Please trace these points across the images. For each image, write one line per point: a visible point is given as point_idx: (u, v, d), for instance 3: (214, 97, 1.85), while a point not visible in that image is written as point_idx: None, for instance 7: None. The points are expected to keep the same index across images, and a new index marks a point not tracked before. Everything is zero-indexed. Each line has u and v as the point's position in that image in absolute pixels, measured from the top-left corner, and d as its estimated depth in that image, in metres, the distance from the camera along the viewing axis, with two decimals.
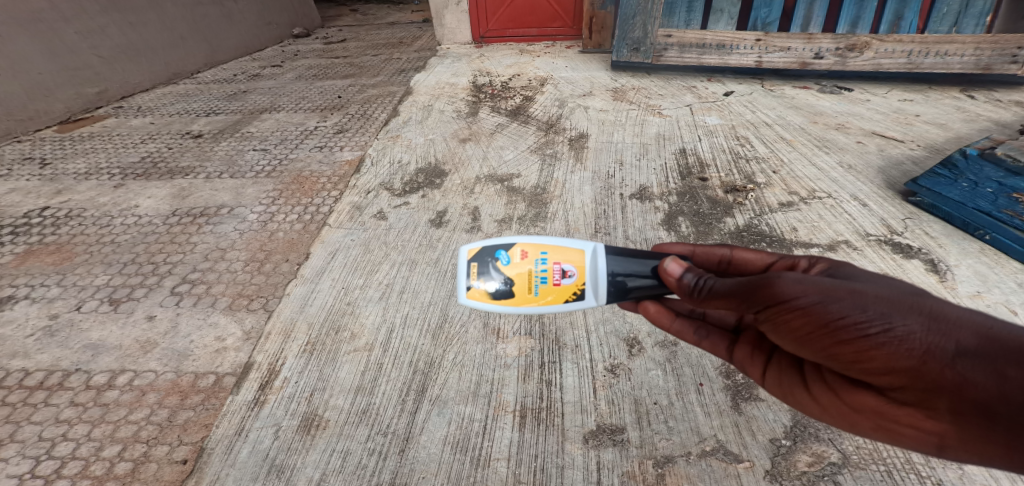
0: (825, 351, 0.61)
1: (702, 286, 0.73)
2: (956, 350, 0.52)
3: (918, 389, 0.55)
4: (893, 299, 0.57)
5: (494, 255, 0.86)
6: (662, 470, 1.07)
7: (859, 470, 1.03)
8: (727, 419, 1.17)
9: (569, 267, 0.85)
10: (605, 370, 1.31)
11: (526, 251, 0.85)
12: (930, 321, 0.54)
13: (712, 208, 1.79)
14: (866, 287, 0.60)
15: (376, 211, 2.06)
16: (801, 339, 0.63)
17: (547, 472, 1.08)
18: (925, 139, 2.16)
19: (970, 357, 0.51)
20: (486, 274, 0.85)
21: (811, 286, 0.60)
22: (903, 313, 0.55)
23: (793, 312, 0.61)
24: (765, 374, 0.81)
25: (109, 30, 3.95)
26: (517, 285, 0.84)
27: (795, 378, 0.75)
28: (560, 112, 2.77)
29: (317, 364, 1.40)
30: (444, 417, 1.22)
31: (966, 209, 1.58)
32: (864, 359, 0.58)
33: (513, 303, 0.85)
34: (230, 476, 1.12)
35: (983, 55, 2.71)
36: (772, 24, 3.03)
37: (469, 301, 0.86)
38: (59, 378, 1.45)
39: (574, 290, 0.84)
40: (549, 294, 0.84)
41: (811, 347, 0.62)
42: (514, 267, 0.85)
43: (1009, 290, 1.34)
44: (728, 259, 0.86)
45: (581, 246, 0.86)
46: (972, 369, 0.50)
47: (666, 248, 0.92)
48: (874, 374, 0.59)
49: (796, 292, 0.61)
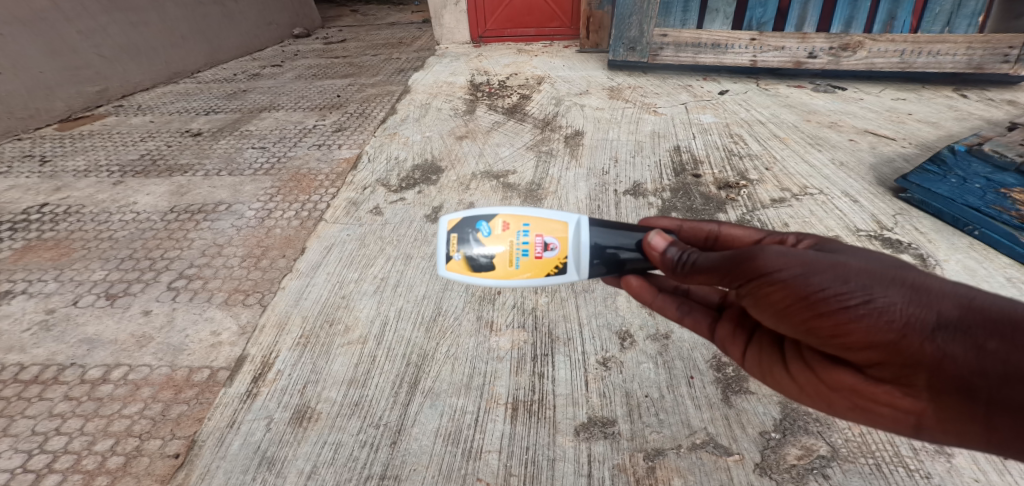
0: (804, 325, 0.62)
1: (685, 260, 0.73)
2: (936, 322, 0.53)
3: (897, 363, 0.56)
4: (874, 272, 0.58)
5: (476, 226, 0.87)
6: (652, 463, 1.07)
7: (848, 464, 1.04)
8: (718, 413, 1.17)
9: (551, 240, 0.85)
10: (597, 364, 1.32)
11: (508, 223, 0.86)
12: (910, 293, 0.55)
13: (704, 204, 1.80)
14: (849, 260, 0.60)
15: (372, 207, 2.07)
16: (780, 313, 0.63)
17: (538, 464, 1.09)
18: (917, 137, 2.17)
19: (949, 330, 0.52)
20: (467, 246, 0.86)
21: (793, 259, 0.61)
22: (884, 285, 0.56)
23: (775, 286, 0.62)
24: (745, 354, 0.82)
25: (109, 29, 3.96)
26: (499, 257, 0.85)
27: (774, 356, 0.76)
28: (557, 110, 2.79)
29: (311, 356, 1.41)
30: (436, 409, 1.23)
31: (956, 205, 1.60)
32: (841, 333, 0.59)
33: (495, 275, 0.86)
34: (221, 468, 1.13)
35: (976, 55, 2.72)
36: (767, 24, 3.04)
37: (450, 272, 0.87)
38: (54, 372, 1.46)
39: (556, 264, 0.85)
40: (530, 267, 0.85)
41: (791, 323, 0.63)
42: (496, 238, 0.86)
43: (998, 286, 1.35)
44: (716, 234, 0.87)
45: (565, 218, 0.87)
46: (950, 343, 0.52)
47: (654, 223, 0.93)
48: (853, 348, 0.60)
49: (778, 265, 0.61)
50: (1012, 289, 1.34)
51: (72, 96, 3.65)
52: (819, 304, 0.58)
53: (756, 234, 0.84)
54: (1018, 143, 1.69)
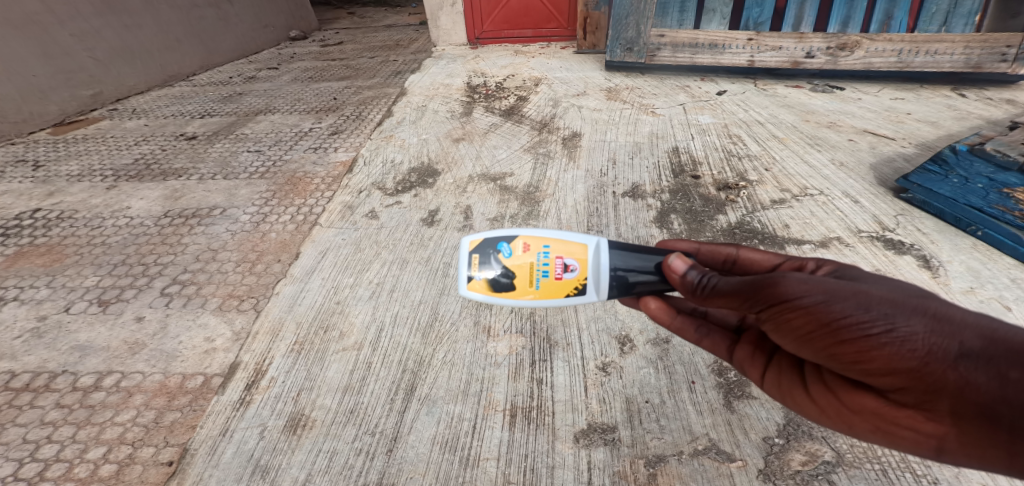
0: (826, 350, 0.60)
1: (706, 283, 0.71)
2: (959, 351, 0.51)
3: (920, 391, 0.54)
4: (897, 300, 0.56)
5: (497, 247, 0.85)
6: (654, 470, 1.05)
7: (854, 469, 1.02)
8: (720, 418, 1.15)
9: (571, 262, 0.84)
10: (597, 368, 1.30)
11: (529, 244, 0.84)
12: (934, 323, 0.53)
13: (704, 205, 1.79)
14: (871, 288, 0.58)
15: (368, 210, 2.04)
16: (802, 339, 0.61)
17: (537, 472, 1.07)
18: (916, 137, 2.16)
19: (972, 358, 0.50)
20: (489, 267, 0.83)
21: (817, 285, 0.59)
22: (907, 314, 0.54)
23: (801, 313, 0.59)
24: (765, 375, 0.79)
25: (104, 32, 3.93)
26: (520, 278, 0.83)
27: (794, 379, 0.74)
28: (554, 111, 2.77)
29: (305, 362, 1.38)
30: (433, 416, 1.21)
31: (958, 205, 1.58)
32: (864, 359, 0.57)
33: (513, 295, 0.84)
34: (214, 477, 1.10)
35: (974, 54, 2.72)
36: (764, 24, 3.04)
37: (470, 292, 0.84)
38: (45, 380, 1.43)
39: (576, 285, 0.83)
40: (550, 289, 0.83)
41: (818, 348, 0.61)
42: (517, 259, 0.84)
43: (1002, 286, 1.34)
44: (735, 258, 0.84)
45: (585, 240, 0.85)
46: (973, 371, 0.49)
47: (672, 245, 0.90)
48: (874, 375, 0.57)
49: (805, 292, 0.59)
50: (1016, 289, 1.33)
51: (66, 99, 3.62)
52: (844, 332, 0.56)
53: (774, 258, 0.83)
54: (1019, 143, 1.67)
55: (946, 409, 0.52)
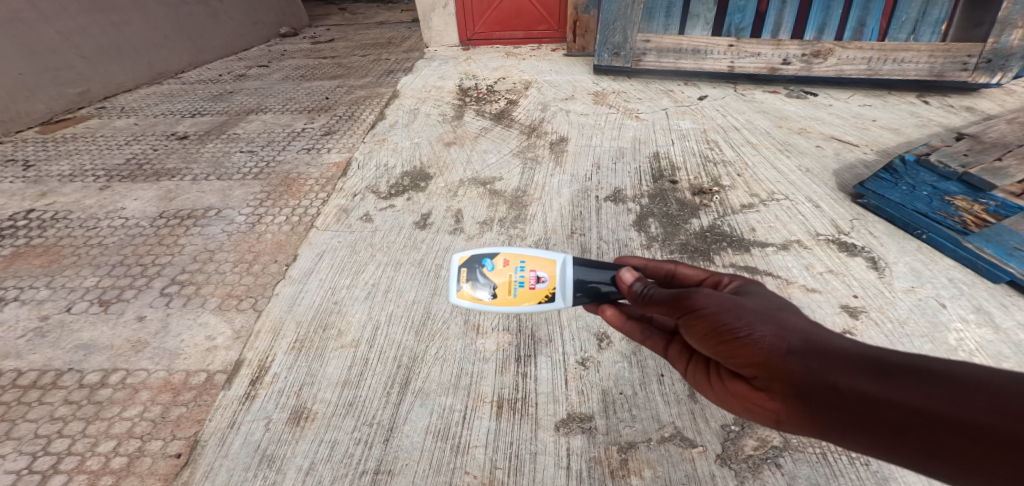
0: (711, 349, 0.73)
1: (645, 293, 0.86)
2: (790, 349, 0.65)
3: (765, 378, 0.67)
4: (762, 312, 0.70)
5: (482, 263, 1.08)
6: (626, 455, 1.16)
7: (799, 453, 1.14)
8: (685, 407, 1.26)
9: (541, 274, 1.05)
10: (577, 363, 1.40)
11: (508, 260, 1.07)
12: (780, 328, 0.67)
13: (680, 209, 1.90)
14: (749, 303, 0.73)
15: (363, 213, 2.13)
16: (698, 340, 0.75)
17: (521, 458, 1.17)
18: (879, 143, 2.29)
19: (798, 354, 0.64)
20: (476, 279, 1.07)
21: (712, 299, 0.73)
22: (764, 322, 0.68)
23: (696, 317, 0.73)
24: (687, 368, 0.88)
25: (90, 30, 3.92)
26: (500, 287, 1.06)
27: (703, 372, 0.83)
28: (543, 115, 2.87)
29: (306, 360, 1.47)
30: (426, 408, 1.30)
31: (907, 210, 1.71)
32: (734, 355, 0.70)
33: (497, 302, 1.06)
34: (223, 466, 1.19)
35: (938, 62, 2.86)
36: (745, 30, 3.14)
37: (462, 300, 1.07)
38: (53, 378, 1.50)
39: (546, 293, 1.04)
40: (525, 296, 1.04)
41: (705, 345, 0.74)
42: (498, 273, 1.07)
43: (941, 286, 1.47)
44: (673, 272, 0.96)
45: (553, 257, 1.06)
46: (797, 363, 0.63)
47: (626, 260, 1.06)
48: (741, 368, 0.70)
49: (701, 302, 0.73)
50: (952, 288, 1.47)
51: (54, 98, 3.63)
52: (720, 333, 0.71)
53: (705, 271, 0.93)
54: (960, 154, 1.78)
55: (778, 393, 0.66)
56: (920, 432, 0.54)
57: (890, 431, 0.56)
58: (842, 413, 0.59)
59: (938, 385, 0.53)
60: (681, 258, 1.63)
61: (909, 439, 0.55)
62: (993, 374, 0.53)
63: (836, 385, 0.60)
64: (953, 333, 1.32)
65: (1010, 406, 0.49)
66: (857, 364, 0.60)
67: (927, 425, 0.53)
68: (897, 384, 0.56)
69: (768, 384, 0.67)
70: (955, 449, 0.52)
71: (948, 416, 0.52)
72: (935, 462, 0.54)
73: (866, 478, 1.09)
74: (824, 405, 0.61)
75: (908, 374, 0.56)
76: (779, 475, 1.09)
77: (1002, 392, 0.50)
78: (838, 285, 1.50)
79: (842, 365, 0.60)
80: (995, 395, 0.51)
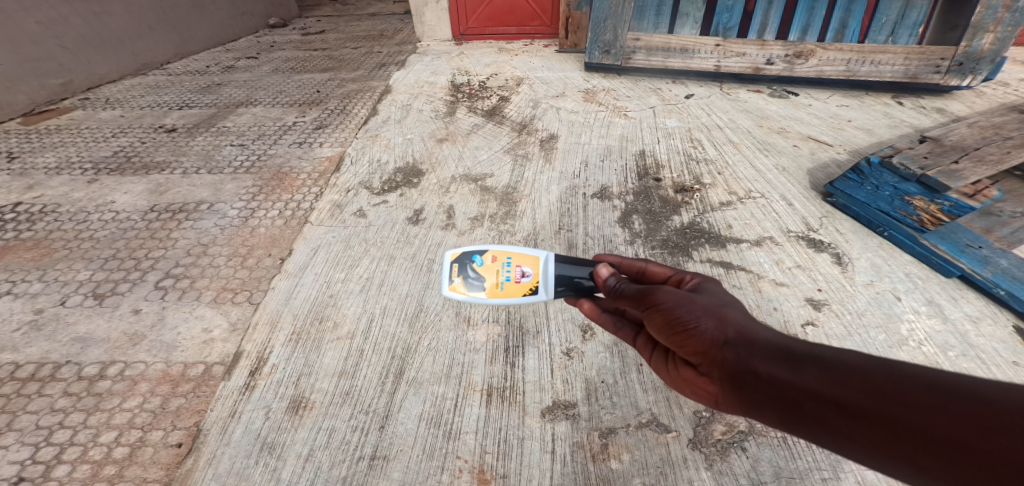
0: (666, 338, 0.84)
1: (616, 288, 0.97)
2: (727, 339, 0.74)
3: (706, 365, 0.77)
4: (709, 307, 0.80)
5: (472, 259, 1.18)
6: (606, 440, 1.25)
7: (762, 437, 1.24)
8: (661, 395, 1.35)
9: (526, 269, 1.14)
10: (562, 354, 1.48)
11: (496, 257, 1.17)
12: (722, 322, 0.77)
13: (662, 207, 1.98)
14: (701, 299, 0.83)
15: (356, 209, 2.18)
16: (656, 331, 0.86)
17: (509, 443, 1.25)
18: (852, 144, 2.39)
19: (733, 344, 0.73)
20: (465, 273, 1.17)
21: (670, 295, 0.84)
22: (710, 317, 0.78)
23: (654, 310, 0.84)
24: (652, 355, 0.96)
25: (72, 20, 3.85)
26: (488, 282, 1.15)
27: (661, 360, 0.93)
28: (534, 113, 2.92)
29: (303, 351, 1.53)
30: (420, 397, 1.37)
31: (871, 209, 1.82)
32: (683, 344, 0.81)
33: (485, 295, 1.15)
34: (226, 454, 1.25)
35: (913, 65, 2.96)
36: (732, 30, 3.22)
37: (452, 293, 1.16)
38: (50, 370, 1.53)
39: (531, 287, 1.12)
40: (511, 289, 1.13)
41: (661, 335, 0.85)
42: (486, 268, 1.16)
43: (897, 280, 1.58)
44: (643, 270, 1.06)
45: (537, 254, 1.15)
46: (731, 352, 0.73)
47: (604, 258, 1.15)
48: (690, 356, 0.80)
49: (661, 297, 0.84)
50: (908, 282, 1.58)
51: (36, 88, 3.57)
52: (672, 324, 0.81)
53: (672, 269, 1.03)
54: (921, 156, 1.91)
55: (715, 379, 0.76)
56: (819, 412, 0.63)
57: (796, 412, 0.65)
58: (761, 396, 0.69)
59: (835, 372, 0.63)
60: (661, 254, 1.72)
61: (810, 419, 0.64)
62: (882, 365, 0.62)
63: (758, 371, 0.69)
64: (906, 323, 1.43)
65: (886, 391, 0.59)
66: (776, 353, 0.69)
67: (823, 406, 0.62)
68: (804, 372, 0.65)
69: (708, 370, 0.77)
70: (846, 428, 0.61)
71: (839, 398, 0.61)
72: (830, 439, 0.63)
73: (820, 459, 1.19)
74: (748, 388, 0.70)
75: (814, 363, 0.66)
76: (744, 458, 1.19)
77: (883, 379, 0.60)
78: (804, 279, 1.60)
79: (764, 354, 0.70)
80: (875, 381, 0.60)
